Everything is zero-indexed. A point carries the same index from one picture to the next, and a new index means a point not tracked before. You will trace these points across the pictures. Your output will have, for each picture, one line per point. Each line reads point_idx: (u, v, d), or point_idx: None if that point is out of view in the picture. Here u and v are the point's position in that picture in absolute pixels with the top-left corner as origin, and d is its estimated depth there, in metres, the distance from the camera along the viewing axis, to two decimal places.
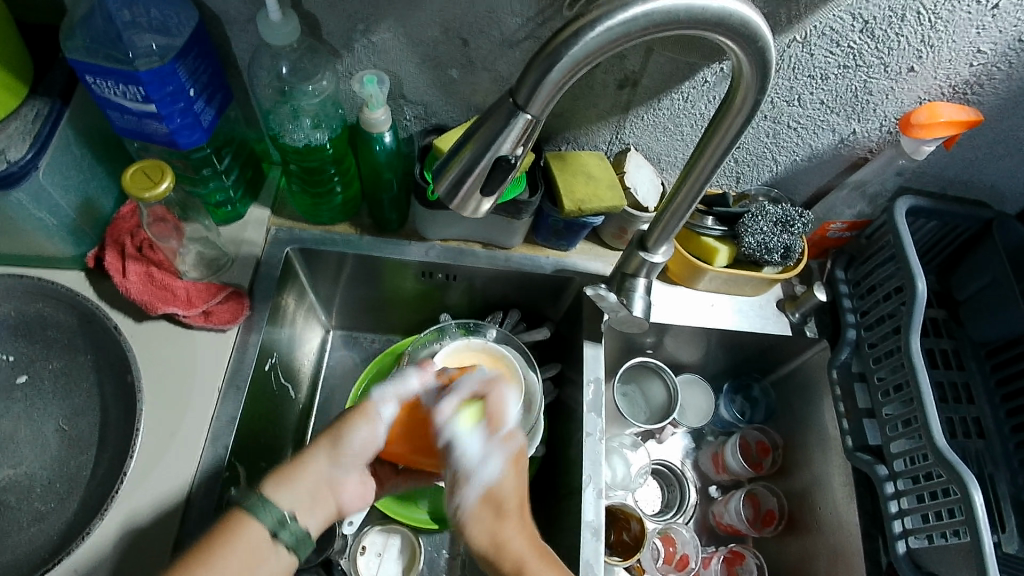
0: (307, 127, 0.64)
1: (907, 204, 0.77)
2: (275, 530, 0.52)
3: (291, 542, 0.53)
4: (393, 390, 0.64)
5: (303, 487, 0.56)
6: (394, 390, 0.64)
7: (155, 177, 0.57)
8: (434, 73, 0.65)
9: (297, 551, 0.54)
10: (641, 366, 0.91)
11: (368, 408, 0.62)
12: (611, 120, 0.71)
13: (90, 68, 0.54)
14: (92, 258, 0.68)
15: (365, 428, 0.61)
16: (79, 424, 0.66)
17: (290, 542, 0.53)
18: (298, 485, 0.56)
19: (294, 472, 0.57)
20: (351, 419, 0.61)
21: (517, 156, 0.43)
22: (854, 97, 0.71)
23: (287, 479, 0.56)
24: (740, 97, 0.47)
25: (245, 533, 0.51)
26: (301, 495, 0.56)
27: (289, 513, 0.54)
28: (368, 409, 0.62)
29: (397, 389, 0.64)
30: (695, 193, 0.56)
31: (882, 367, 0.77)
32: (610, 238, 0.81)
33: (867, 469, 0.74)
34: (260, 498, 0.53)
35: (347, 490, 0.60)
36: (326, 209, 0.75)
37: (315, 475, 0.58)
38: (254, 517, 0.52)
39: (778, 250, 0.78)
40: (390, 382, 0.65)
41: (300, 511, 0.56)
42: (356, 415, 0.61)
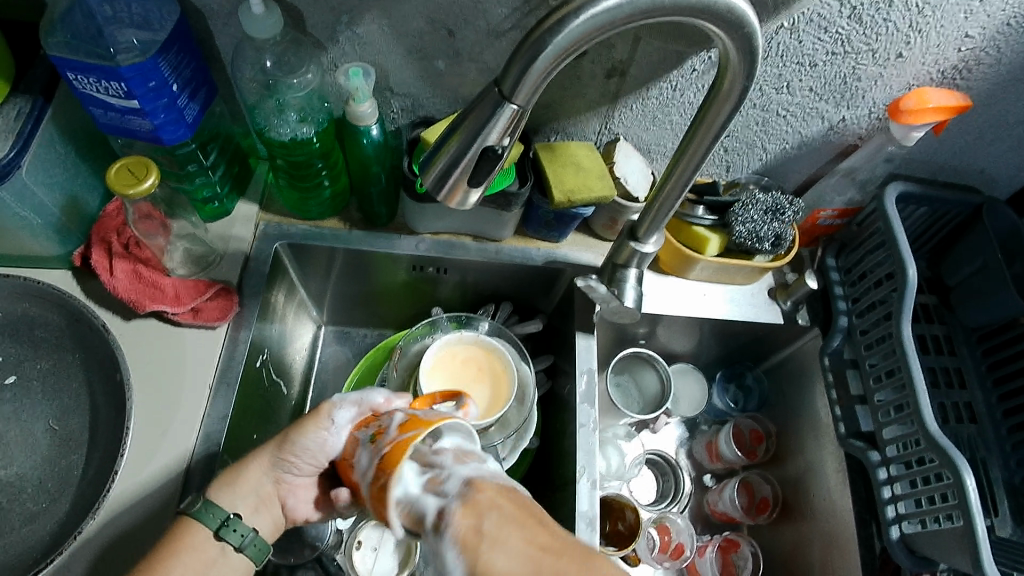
0: (293, 121, 0.64)
1: (897, 190, 0.77)
2: (217, 530, 0.53)
3: (237, 543, 0.53)
4: (355, 398, 0.59)
5: (246, 489, 0.57)
6: (357, 402, 0.58)
7: (140, 174, 0.57)
8: (420, 65, 0.65)
9: (248, 552, 0.54)
10: (634, 357, 0.91)
11: (322, 411, 0.57)
12: (600, 110, 0.71)
13: (72, 64, 0.53)
14: (78, 256, 0.68)
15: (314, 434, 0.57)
16: (70, 424, 0.66)
17: (239, 544, 0.54)
18: (233, 487, 0.56)
19: (240, 472, 0.57)
20: (305, 423, 0.57)
21: (504, 147, 0.43)
22: (842, 84, 0.71)
23: (230, 481, 0.56)
24: (728, 84, 0.46)
25: (189, 541, 0.53)
26: (245, 496, 0.56)
27: (233, 514, 0.55)
28: (323, 415, 0.57)
29: (360, 398, 0.59)
30: (685, 182, 0.56)
31: (874, 354, 0.77)
32: (601, 229, 0.80)
33: (860, 456, 0.74)
34: (202, 501, 0.55)
35: (300, 492, 0.60)
36: (314, 204, 0.75)
37: (256, 481, 0.57)
38: (198, 520, 0.53)
39: (769, 238, 0.78)
40: (355, 391, 0.60)
41: (245, 512, 0.56)
42: (308, 419, 0.57)
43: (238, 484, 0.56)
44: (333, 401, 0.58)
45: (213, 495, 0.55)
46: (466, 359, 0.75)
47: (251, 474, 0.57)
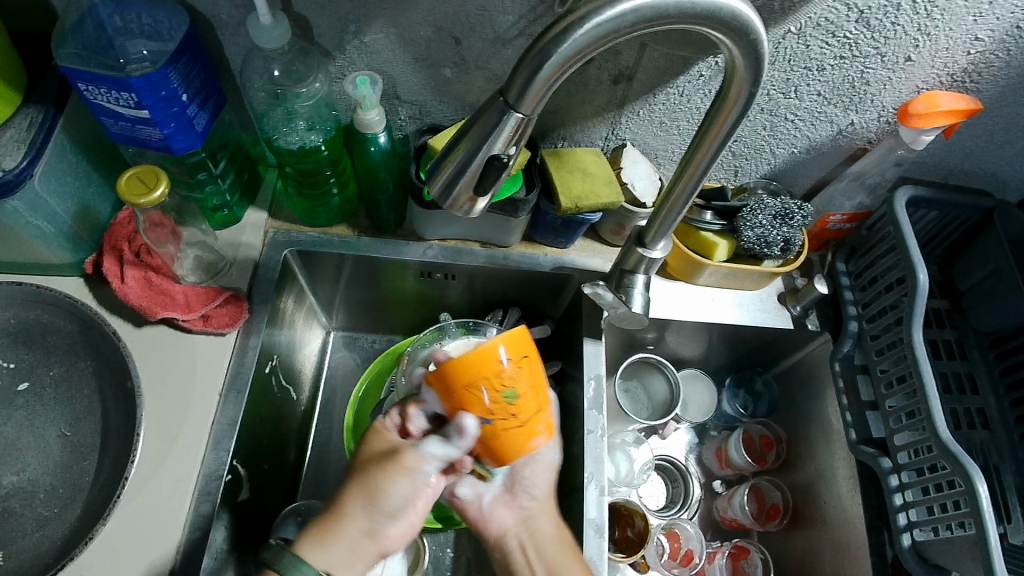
0: (302, 129, 0.65)
1: (907, 194, 0.77)
2: None
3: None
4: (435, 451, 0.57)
5: (343, 540, 0.54)
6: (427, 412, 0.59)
7: (150, 183, 0.57)
8: (427, 72, 0.65)
9: None
10: (642, 362, 0.91)
11: (404, 458, 0.58)
12: (606, 116, 0.71)
13: (83, 75, 0.54)
14: (90, 264, 0.68)
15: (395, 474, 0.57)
16: (81, 430, 0.66)
17: None
18: (331, 544, 0.54)
19: (333, 526, 0.55)
20: (389, 469, 0.58)
21: (509, 155, 0.43)
22: (851, 88, 0.70)
23: (330, 537, 0.54)
24: (734, 91, 0.46)
25: None
26: (340, 554, 0.54)
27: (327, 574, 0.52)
28: (411, 462, 0.58)
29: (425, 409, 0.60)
30: (692, 187, 0.55)
31: (885, 359, 0.76)
32: (608, 234, 0.80)
33: (871, 462, 0.74)
34: (293, 559, 0.52)
35: (394, 535, 0.57)
36: (323, 211, 0.75)
37: (359, 528, 0.55)
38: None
39: (778, 242, 0.77)
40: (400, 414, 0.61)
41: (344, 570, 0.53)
42: (392, 472, 0.57)
43: (336, 542, 0.54)
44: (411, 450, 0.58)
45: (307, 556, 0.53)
46: None
47: (357, 525, 0.55)
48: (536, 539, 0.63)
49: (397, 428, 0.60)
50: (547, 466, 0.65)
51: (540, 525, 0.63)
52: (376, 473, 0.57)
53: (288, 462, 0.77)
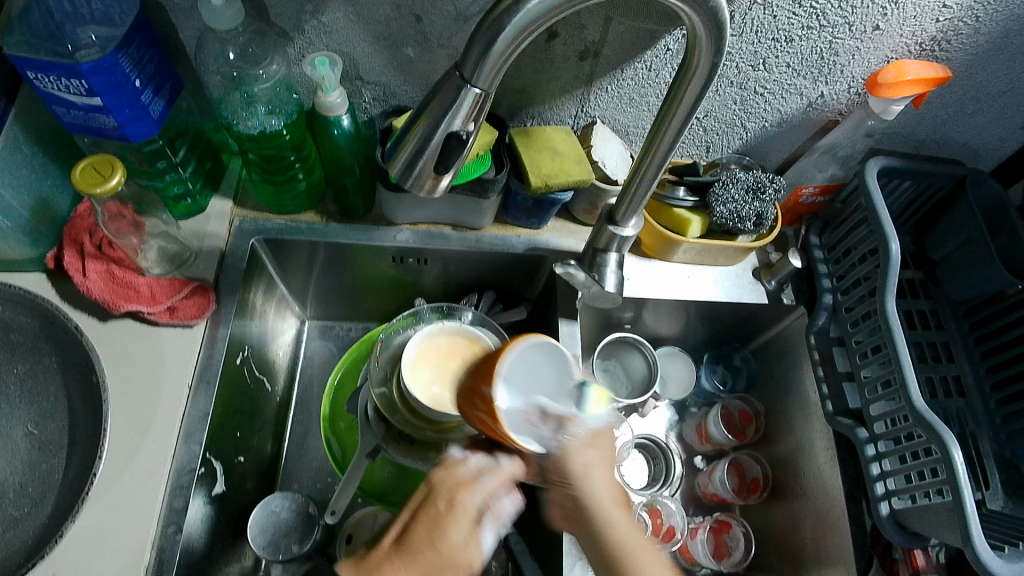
0: (261, 114, 0.62)
1: (878, 164, 0.77)
2: None
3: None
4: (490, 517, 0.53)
5: None
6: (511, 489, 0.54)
7: (105, 172, 0.56)
8: (390, 52, 0.64)
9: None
10: (619, 341, 0.90)
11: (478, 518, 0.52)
12: (575, 93, 0.70)
13: (30, 63, 0.52)
14: (51, 258, 0.66)
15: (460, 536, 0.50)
16: (50, 428, 0.65)
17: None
18: None
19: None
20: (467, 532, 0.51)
21: (469, 132, 0.42)
22: (819, 59, 0.70)
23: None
24: (697, 61, 0.46)
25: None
26: None
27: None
28: (475, 557, 0.50)
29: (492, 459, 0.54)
30: (661, 161, 0.55)
31: (860, 331, 0.77)
32: (582, 214, 0.79)
33: (848, 433, 0.75)
34: None
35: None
36: (289, 197, 0.74)
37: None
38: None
39: (750, 217, 0.77)
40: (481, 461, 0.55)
41: None
42: (463, 560, 0.50)
43: None
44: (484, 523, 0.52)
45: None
46: (448, 349, 0.73)
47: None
48: (608, 555, 0.49)
49: (479, 500, 0.53)
50: (599, 469, 0.51)
51: (586, 540, 0.51)
52: (454, 553, 0.49)
53: (265, 453, 0.77)
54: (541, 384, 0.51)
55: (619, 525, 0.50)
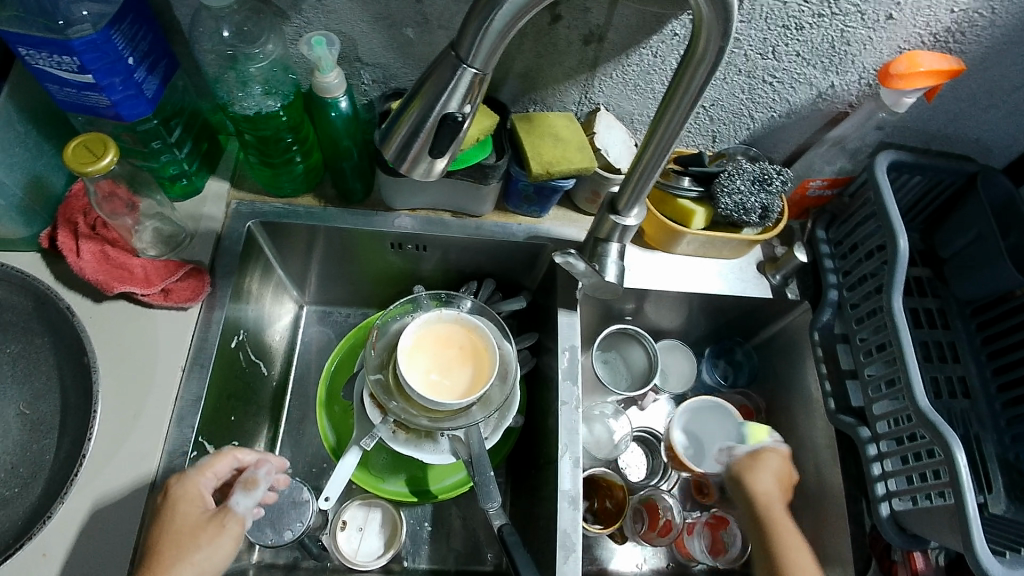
0: (257, 94, 0.61)
1: (888, 158, 0.75)
2: None
3: None
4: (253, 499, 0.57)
5: None
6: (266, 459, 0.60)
7: (97, 151, 0.55)
8: (389, 33, 0.62)
9: None
10: (620, 333, 0.89)
11: (177, 498, 0.55)
12: (579, 79, 0.68)
13: (20, 38, 0.51)
14: (45, 238, 0.66)
15: (180, 516, 0.54)
16: (41, 408, 0.64)
17: None
18: None
19: None
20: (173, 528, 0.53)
21: (466, 114, 0.41)
22: (830, 48, 0.68)
23: None
24: (702, 46, 0.44)
25: None
26: None
27: None
28: (228, 519, 0.55)
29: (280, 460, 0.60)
30: (664, 151, 0.54)
31: (864, 328, 0.76)
32: (583, 202, 0.78)
33: (850, 432, 0.73)
34: None
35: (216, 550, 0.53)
36: (286, 179, 0.72)
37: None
38: None
39: (755, 210, 0.75)
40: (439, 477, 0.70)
41: None
42: (206, 527, 0.54)
43: None
44: (229, 507, 0.56)
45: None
46: (445, 335, 0.72)
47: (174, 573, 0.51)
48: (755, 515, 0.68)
49: (211, 487, 0.57)
50: (778, 471, 0.71)
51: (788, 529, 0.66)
52: (184, 529, 0.53)
53: (259, 438, 0.76)
54: (713, 433, 0.83)
55: (768, 489, 0.69)
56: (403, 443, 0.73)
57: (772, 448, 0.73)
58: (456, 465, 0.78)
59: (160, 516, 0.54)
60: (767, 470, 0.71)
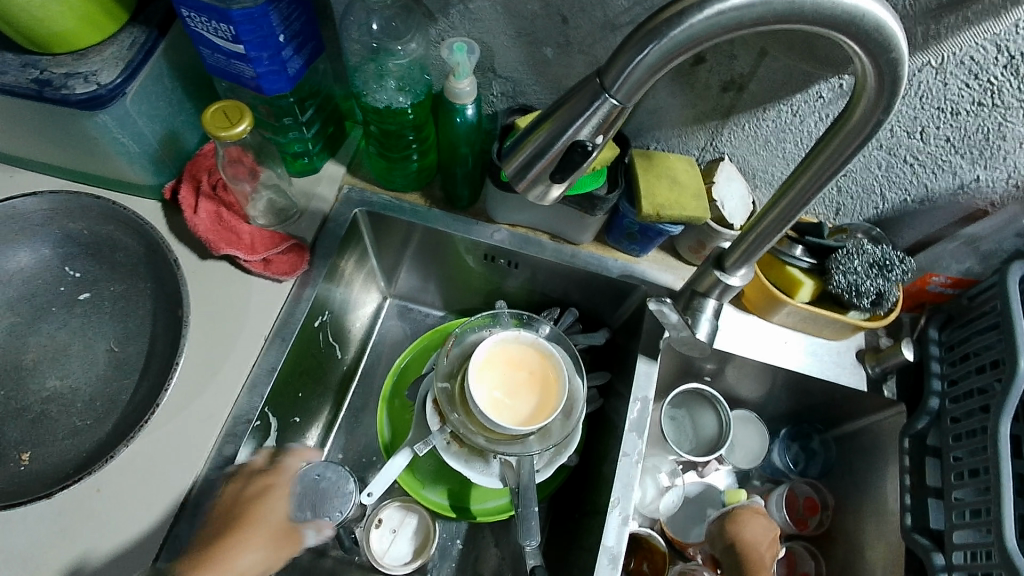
0: (391, 88, 0.63)
1: (1022, 270, 0.68)
2: None
3: None
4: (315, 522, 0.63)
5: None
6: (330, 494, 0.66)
7: (233, 118, 0.57)
8: (528, 49, 0.62)
9: None
10: (695, 393, 0.86)
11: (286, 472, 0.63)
12: (708, 125, 0.66)
13: (188, 2, 0.54)
14: (168, 189, 0.69)
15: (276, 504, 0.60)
16: (129, 348, 0.67)
17: None
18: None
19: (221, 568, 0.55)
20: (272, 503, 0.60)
21: (596, 144, 0.40)
22: (984, 140, 0.63)
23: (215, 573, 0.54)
24: (858, 116, 0.41)
25: None
26: None
27: None
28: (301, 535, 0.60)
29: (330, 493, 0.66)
30: (785, 218, 0.51)
31: (963, 447, 0.69)
32: (686, 251, 0.76)
33: (922, 554, 0.68)
34: None
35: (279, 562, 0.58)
36: (400, 174, 0.74)
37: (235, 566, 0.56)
38: None
39: (868, 295, 0.70)
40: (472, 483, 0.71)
41: None
42: (283, 538, 0.59)
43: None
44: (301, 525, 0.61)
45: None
46: (517, 358, 0.71)
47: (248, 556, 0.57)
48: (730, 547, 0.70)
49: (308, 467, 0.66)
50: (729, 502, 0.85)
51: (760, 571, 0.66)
52: (274, 527, 0.59)
53: (320, 419, 0.77)
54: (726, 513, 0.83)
55: (750, 530, 0.70)
56: (454, 455, 0.72)
57: (760, 508, 0.72)
58: (501, 490, 0.76)
59: (248, 504, 0.58)
60: (760, 524, 0.70)
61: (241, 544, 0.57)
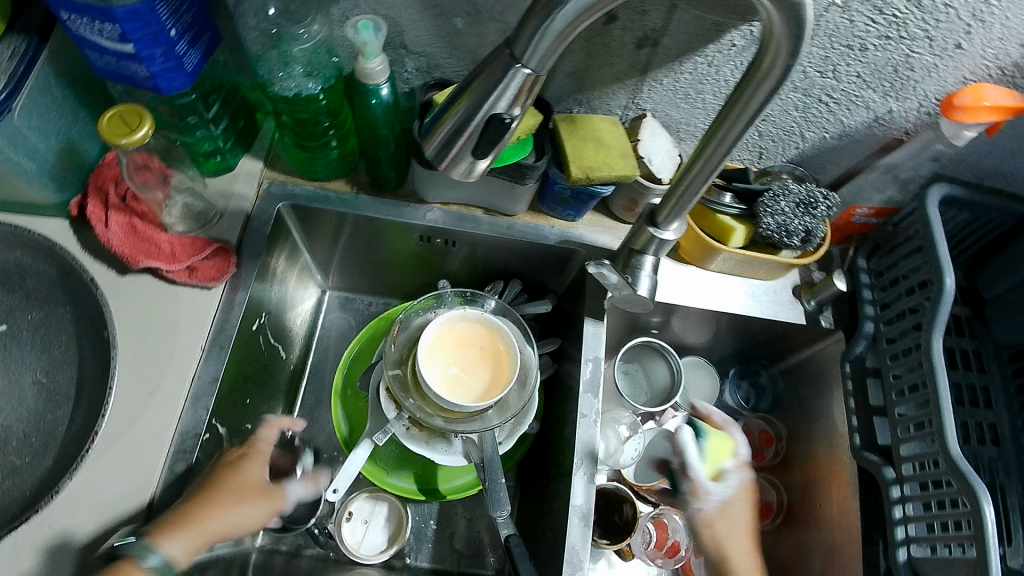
0: (298, 75, 0.60)
1: (940, 192, 0.71)
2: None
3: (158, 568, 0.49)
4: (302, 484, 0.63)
5: (202, 534, 0.52)
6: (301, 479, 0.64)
7: (133, 123, 0.54)
8: (437, 21, 0.60)
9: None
10: (644, 346, 0.87)
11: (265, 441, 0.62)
12: (628, 82, 0.66)
13: (65, 3, 0.50)
14: (75, 205, 0.65)
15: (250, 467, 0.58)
16: (58, 378, 0.64)
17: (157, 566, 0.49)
18: (189, 535, 0.52)
19: (202, 521, 0.53)
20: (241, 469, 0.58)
21: (514, 116, 0.39)
22: (893, 72, 0.65)
23: (188, 527, 0.52)
24: (768, 62, 0.42)
25: None
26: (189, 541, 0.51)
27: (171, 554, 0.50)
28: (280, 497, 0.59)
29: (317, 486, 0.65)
30: (712, 167, 0.51)
31: (899, 365, 0.72)
32: (620, 210, 0.76)
33: (874, 470, 0.71)
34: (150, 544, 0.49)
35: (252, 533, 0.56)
36: (320, 163, 0.71)
37: (215, 527, 0.53)
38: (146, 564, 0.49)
39: (798, 233, 0.73)
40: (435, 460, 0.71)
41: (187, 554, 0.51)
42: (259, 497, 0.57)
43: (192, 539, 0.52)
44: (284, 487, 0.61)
45: (174, 554, 0.50)
46: (463, 335, 0.71)
47: (241, 513, 0.55)
48: None
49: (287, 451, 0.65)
50: None
51: None
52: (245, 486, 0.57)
53: None
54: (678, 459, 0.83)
55: None
56: (415, 439, 0.72)
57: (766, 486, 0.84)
58: (467, 466, 0.77)
59: (219, 472, 0.57)
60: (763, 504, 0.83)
61: (227, 503, 0.55)
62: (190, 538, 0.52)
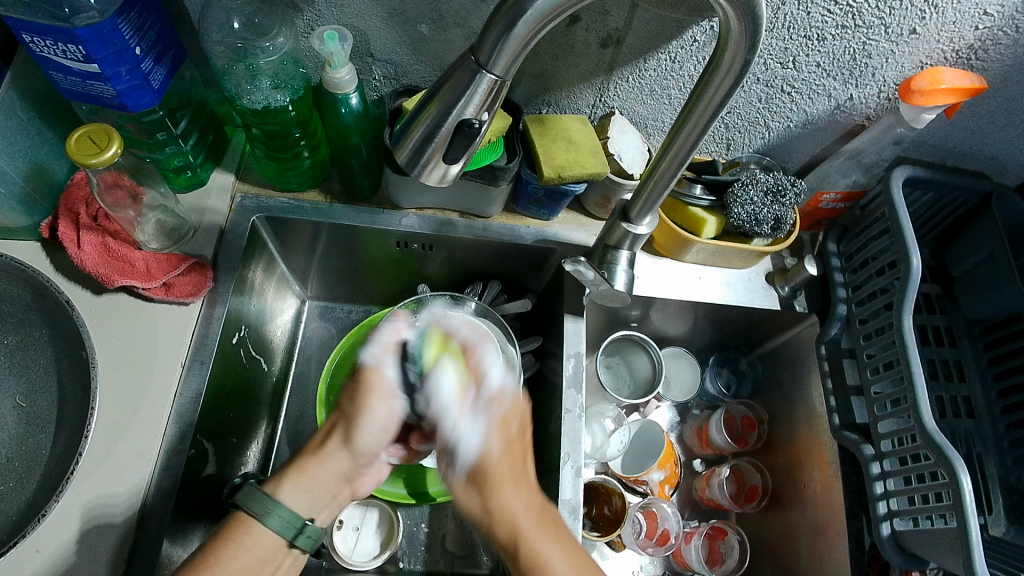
0: (266, 88, 0.60)
1: (904, 174, 0.73)
2: (290, 537, 0.51)
3: (306, 546, 0.52)
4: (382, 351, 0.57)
5: (315, 484, 0.53)
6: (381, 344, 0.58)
7: (101, 142, 0.54)
8: (403, 29, 0.61)
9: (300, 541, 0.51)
10: (626, 339, 0.89)
11: (375, 375, 0.55)
12: (594, 81, 0.67)
13: (26, 25, 0.50)
14: (45, 227, 0.65)
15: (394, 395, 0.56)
16: (37, 402, 0.63)
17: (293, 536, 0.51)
18: (300, 484, 0.52)
19: (311, 469, 0.53)
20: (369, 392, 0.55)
21: (483, 121, 0.40)
22: (852, 60, 0.67)
23: (304, 480, 0.52)
24: (727, 57, 0.43)
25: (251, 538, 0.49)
26: (316, 492, 0.53)
27: (307, 518, 0.52)
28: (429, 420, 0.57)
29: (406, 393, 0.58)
30: (681, 160, 0.52)
31: (873, 345, 0.74)
32: (593, 207, 0.77)
33: (854, 449, 0.73)
34: (271, 502, 0.50)
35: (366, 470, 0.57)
36: (292, 174, 0.72)
37: (333, 476, 0.54)
38: (260, 520, 0.49)
39: (768, 221, 0.74)
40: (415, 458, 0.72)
41: (318, 511, 0.54)
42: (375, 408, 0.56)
43: (310, 489, 0.52)
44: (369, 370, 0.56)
45: (296, 510, 0.52)
46: None
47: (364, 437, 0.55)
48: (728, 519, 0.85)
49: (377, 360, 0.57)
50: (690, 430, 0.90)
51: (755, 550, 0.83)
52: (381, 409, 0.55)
53: (258, 435, 0.75)
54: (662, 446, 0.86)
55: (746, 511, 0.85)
56: None
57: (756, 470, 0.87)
58: None
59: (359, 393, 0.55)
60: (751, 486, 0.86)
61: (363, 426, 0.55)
62: (302, 494, 0.52)
